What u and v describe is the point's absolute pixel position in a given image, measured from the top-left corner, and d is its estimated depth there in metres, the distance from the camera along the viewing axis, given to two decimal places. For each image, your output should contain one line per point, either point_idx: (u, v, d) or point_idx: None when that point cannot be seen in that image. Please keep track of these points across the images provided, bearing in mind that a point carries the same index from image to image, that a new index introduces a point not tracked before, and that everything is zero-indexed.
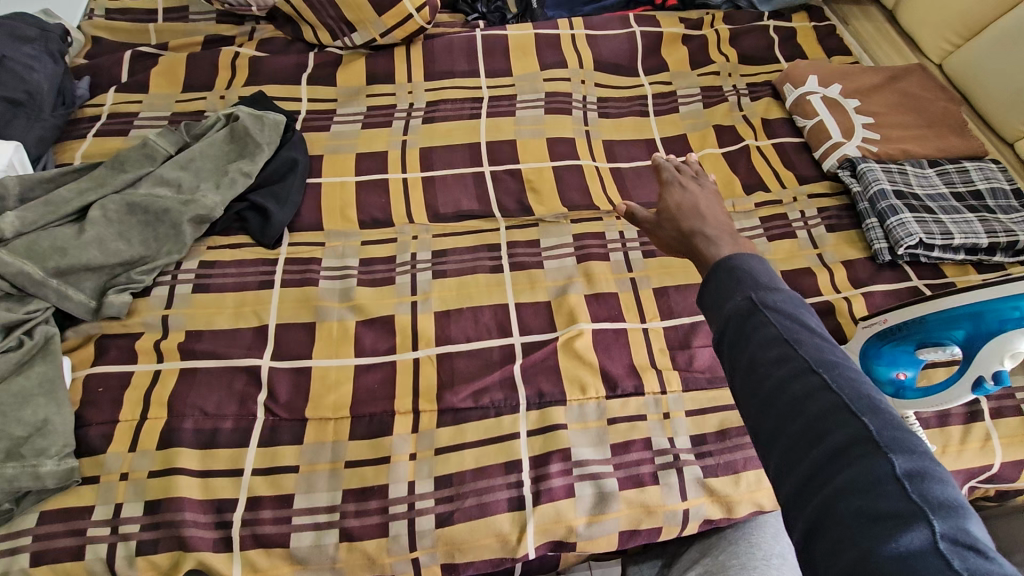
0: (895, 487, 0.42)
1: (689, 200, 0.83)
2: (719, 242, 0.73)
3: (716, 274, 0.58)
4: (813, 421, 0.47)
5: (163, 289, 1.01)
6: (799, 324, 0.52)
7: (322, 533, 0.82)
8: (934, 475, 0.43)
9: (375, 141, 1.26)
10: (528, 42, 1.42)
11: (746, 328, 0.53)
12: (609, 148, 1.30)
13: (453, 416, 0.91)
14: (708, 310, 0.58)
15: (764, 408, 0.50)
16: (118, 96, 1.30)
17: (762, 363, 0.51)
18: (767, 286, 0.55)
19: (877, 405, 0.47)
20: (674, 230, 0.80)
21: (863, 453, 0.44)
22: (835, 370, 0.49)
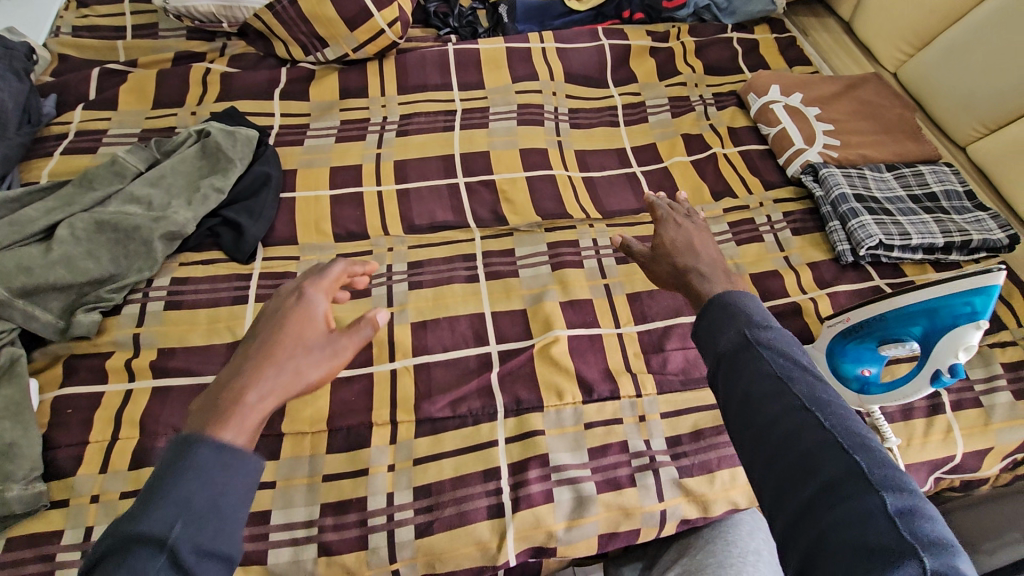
0: (887, 524, 0.46)
1: (683, 238, 0.86)
2: (711, 279, 0.78)
3: (711, 308, 0.63)
4: (807, 457, 0.50)
5: (134, 307, 1.00)
6: (791, 361, 0.56)
7: (300, 549, 0.81)
8: (922, 514, 0.47)
9: (349, 155, 1.26)
10: (499, 56, 1.45)
11: (740, 363, 0.57)
12: (581, 158, 1.33)
13: (430, 426, 0.91)
14: (702, 345, 0.62)
15: (759, 442, 0.53)
16: (85, 113, 1.29)
17: (755, 399, 0.55)
18: (760, 323, 0.59)
19: (868, 443, 0.51)
20: (669, 265, 0.84)
21: (856, 491, 0.47)
22: (827, 408, 0.53)
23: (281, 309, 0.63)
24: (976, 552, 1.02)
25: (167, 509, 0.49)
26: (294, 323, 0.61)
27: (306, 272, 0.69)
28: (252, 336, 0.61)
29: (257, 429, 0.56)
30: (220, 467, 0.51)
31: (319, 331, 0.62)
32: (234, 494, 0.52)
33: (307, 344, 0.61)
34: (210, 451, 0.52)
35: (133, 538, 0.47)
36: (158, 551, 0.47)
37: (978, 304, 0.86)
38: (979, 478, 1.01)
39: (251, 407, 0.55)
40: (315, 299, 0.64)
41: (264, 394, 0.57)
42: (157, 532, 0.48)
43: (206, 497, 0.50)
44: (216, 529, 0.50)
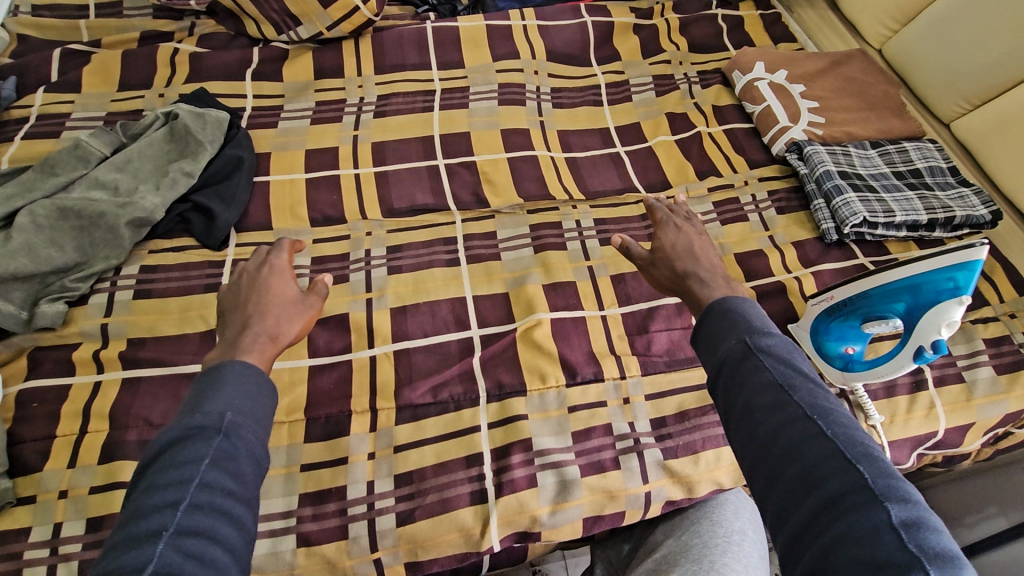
0: (893, 536, 0.45)
1: (683, 242, 0.85)
2: (711, 285, 0.76)
3: (713, 314, 0.65)
4: (810, 468, 0.51)
5: (101, 297, 0.96)
6: (792, 369, 0.58)
7: (277, 540, 0.79)
8: (928, 526, 0.46)
9: (325, 137, 1.23)
10: (479, 34, 1.41)
11: (741, 370, 0.58)
12: (564, 138, 1.30)
13: (411, 413, 0.90)
14: (703, 353, 0.63)
15: (760, 453, 0.54)
16: (47, 96, 1.23)
17: (757, 407, 0.56)
18: (760, 330, 0.61)
19: (872, 453, 0.51)
20: (668, 270, 0.82)
21: (861, 502, 0.47)
22: (828, 416, 0.54)
23: (261, 276, 0.77)
24: (957, 525, 1.03)
25: (215, 404, 0.56)
26: (277, 285, 0.76)
27: (258, 254, 0.83)
28: (238, 305, 0.73)
29: (271, 360, 0.68)
30: (249, 377, 0.60)
31: (293, 290, 0.77)
32: (264, 403, 0.60)
33: (290, 299, 0.76)
34: (241, 366, 0.61)
35: (191, 426, 0.54)
36: (216, 433, 0.54)
37: (961, 280, 0.86)
38: (961, 453, 1.01)
39: (268, 340, 0.69)
40: (279, 268, 0.78)
41: (276, 334, 0.70)
42: (211, 420, 0.55)
43: (246, 397, 0.59)
44: (259, 423, 0.58)
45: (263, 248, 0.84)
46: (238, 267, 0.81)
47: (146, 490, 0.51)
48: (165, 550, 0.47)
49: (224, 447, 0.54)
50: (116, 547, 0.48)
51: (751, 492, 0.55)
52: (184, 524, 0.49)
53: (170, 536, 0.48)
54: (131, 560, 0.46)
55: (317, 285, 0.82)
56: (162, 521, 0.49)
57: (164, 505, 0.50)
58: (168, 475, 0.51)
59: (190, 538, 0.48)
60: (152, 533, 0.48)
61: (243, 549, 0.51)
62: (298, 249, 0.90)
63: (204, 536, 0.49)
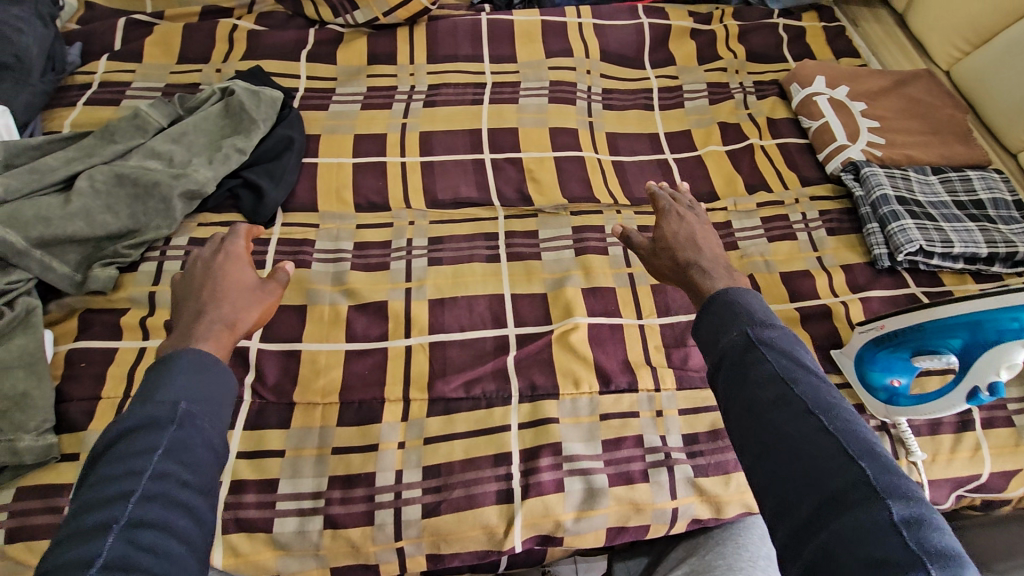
0: (894, 533, 0.46)
1: (686, 232, 0.87)
2: (714, 276, 0.79)
3: (714, 307, 0.66)
4: (812, 464, 0.52)
5: (151, 265, 0.97)
6: (794, 362, 0.58)
7: (306, 520, 0.79)
8: (930, 523, 0.47)
9: (374, 123, 1.24)
10: (534, 29, 1.41)
11: (743, 363, 0.59)
12: (612, 141, 1.29)
13: (443, 406, 0.89)
14: (704, 345, 0.64)
15: (761, 447, 0.55)
16: (110, 64, 1.26)
17: (758, 401, 0.57)
18: (762, 323, 0.62)
19: (874, 449, 0.52)
20: (670, 259, 0.84)
21: (862, 499, 0.48)
22: (830, 411, 0.55)
23: (215, 262, 0.78)
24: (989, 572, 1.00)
25: (169, 395, 0.57)
26: (233, 273, 0.77)
27: (212, 241, 0.83)
28: (193, 292, 0.75)
29: (230, 345, 0.70)
30: (205, 366, 0.61)
31: (251, 278, 0.79)
32: (220, 391, 0.61)
33: (247, 287, 0.77)
34: (194, 354, 0.62)
35: (144, 418, 0.55)
36: (170, 423, 0.56)
37: None
38: (1002, 499, 0.97)
39: (225, 327, 0.71)
40: (236, 255, 0.79)
41: (233, 320, 0.72)
42: (165, 411, 0.56)
43: (201, 386, 0.60)
44: (216, 411, 0.59)
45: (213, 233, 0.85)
46: (193, 254, 0.82)
47: (95, 483, 0.52)
48: (116, 543, 0.48)
49: (177, 438, 0.55)
50: (63, 542, 0.49)
51: (751, 485, 0.56)
52: (136, 516, 0.50)
53: (120, 528, 0.49)
54: (81, 553, 0.48)
55: (279, 271, 0.82)
56: (112, 513, 0.50)
57: (115, 497, 0.51)
58: (119, 466, 0.53)
59: (143, 529, 0.49)
60: (101, 526, 0.49)
61: (199, 538, 0.52)
62: (258, 235, 0.91)
63: (158, 527, 0.50)
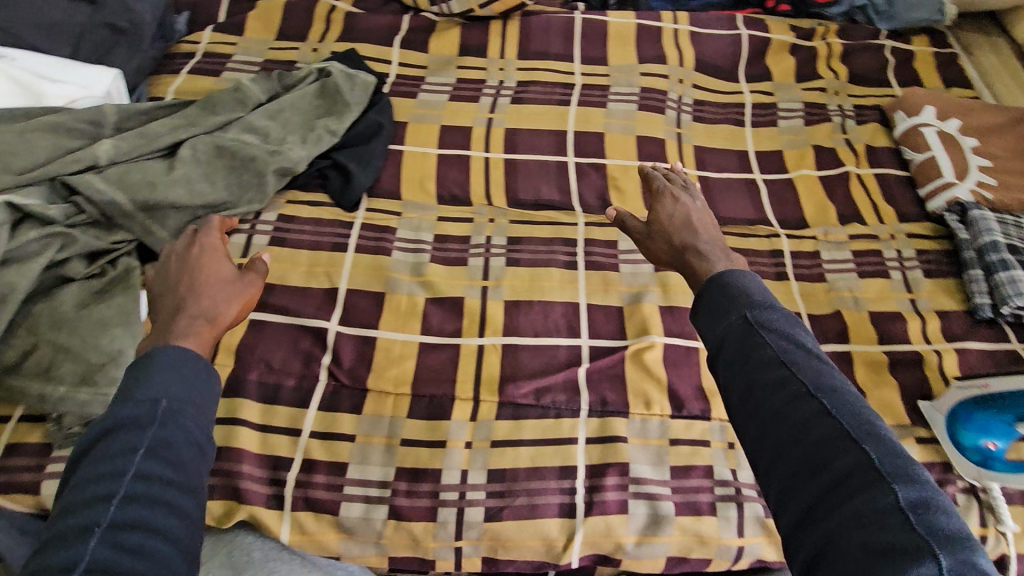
0: (899, 516, 0.49)
1: (681, 215, 0.84)
2: (711, 258, 0.76)
3: (711, 291, 0.65)
4: (817, 450, 0.53)
5: (242, 238, 1.01)
6: (794, 346, 0.59)
7: (371, 508, 0.80)
8: (933, 504, 0.50)
9: (461, 115, 1.23)
10: (628, 32, 1.38)
11: (745, 347, 0.60)
12: (700, 155, 1.25)
13: (512, 411, 0.88)
14: (703, 327, 0.64)
15: (765, 431, 0.56)
16: (215, 35, 1.30)
17: (760, 386, 0.58)
18: (762, 305, 0.62)
19: (876, 430, 0.54)
20: (665, 242, 0.82)
21: (867, 482, 0.50)
22: (833, 395, 0.56)
23: (191, 258, 0.76)
24: None
25: (149, 392, 0.55)
26: (210, 267, 0.74)
27: (186, 236, 0.81)
28: (171, 291, 0.72)
29: (211, 342, 0.66)
30: (186, 360, 0.59)
31: (228, 270, 0.75)
32: (203, 385, 0.59)
33: (225, 279, 0.73)
34: (173, 349, 0.60)
35: (127, 417, 0.54)
36: (151, 422, 0.54)
37: None
38: None
39: (204, 321, 0.67)
40: (212, 249, 0.77)
41: (211, 315, 0.68)
42: (145, 409, 0.54)
43: (184, 380, 0.58)
44: (201, 408, 0.57)
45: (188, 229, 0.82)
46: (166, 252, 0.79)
47: (77, 485, 0.52)
48: (97, 546, 0.48)
49: (159, 437, 0.53)
50: (48, 544, 0.49)
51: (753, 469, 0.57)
52: (118, 518, 0.50)
53: (102, 531, 0.49)
54: (63, 557, 0.47)
55: (256, 263, 0.78)
56: (94, 516, 0.49)
57: (95, 500, 0.50)
58: (102, 467, 0.52)
59: (128, 531, 0.49)
60: (83, 529, 0.49)
61: (187, 538, 0.51)
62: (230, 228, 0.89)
63: (142, 529, 0.49)
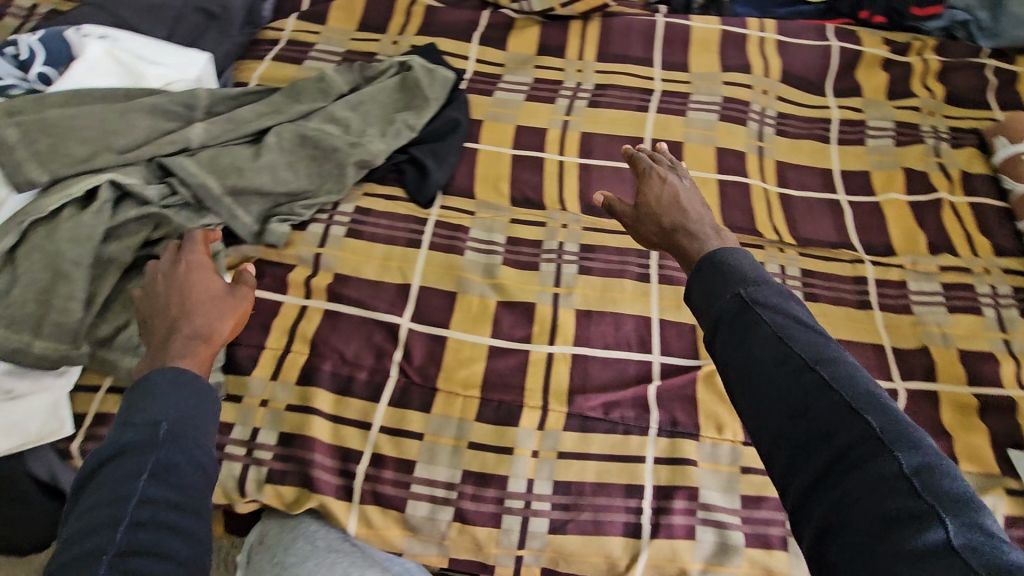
0: (905, 485, 0.48)
1: (669, 194, 0.84)
2: (702, 237, 0.76)
3: (702, 269, 0.63)
4: (819, 425, 0.53)
5: (319, 227, 1.01)
6: (790, 319, 0.58)
7: (437, 508, 0.81)
8: (940, 469, 0.49)
9: (537, 116, 1.22)
10: (711, 39, 1.33)
11: (740, 325, 0.58)
12: (780, 171, 1.20)
13: (580, 422, 0.87)
14: (696, 306, 0.63)
15: (766, 409, 0.55)
16: (299, 23, 1.32)
17: (759, 364, 0.56)
18: (753, 280, 0.60)
19: (879, 399, 0.53)
20: (656, 225, 0.82)
21: (872, 453, 0.50)
22: (831, 366, 0.55)
23: (178, 274, 0.76)
24: None
25: (150, 415, 0.56)
26: (199, 282, 0.75)
27: (170, 250, 0.81)
28: (161, 310, 0.73)
29: (207, 361, 0.69)
30: (183, 383, 0.60)
31: (218, 284, 0.77)
32: (202, 406, 0.60)
33: (217, 295, 0.75)
34: (170, 372, 0.60)
35: (127, 440, 0.54)
36: (153, 444, 0.54)
37: None
38: None
39: (200, 340, 0.69)
40: (199, 264, 0.78)
41: (207, 333, 0.70)
42: (148, 431, 0.55)
43: (183, 401, 0.58)
44: (202, 430, 0.58)
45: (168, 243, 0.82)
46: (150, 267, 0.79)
47: (82, 513, 0.52)
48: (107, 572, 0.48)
49: (161, 460, 0.54)
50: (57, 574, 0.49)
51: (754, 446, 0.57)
52: (125, 544, 0.50)
53: (110, 557, 0.49)
54: None
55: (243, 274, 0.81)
56: (102, 542, 0.50)
57: (102, 526, 0.50)
58: (108, 492, 0.52)
59: (135, 556, 0.49)
60: (92, 555, 0.49)
61: (195, 559, 0.52)
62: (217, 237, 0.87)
63: (150, 553, 0.50)
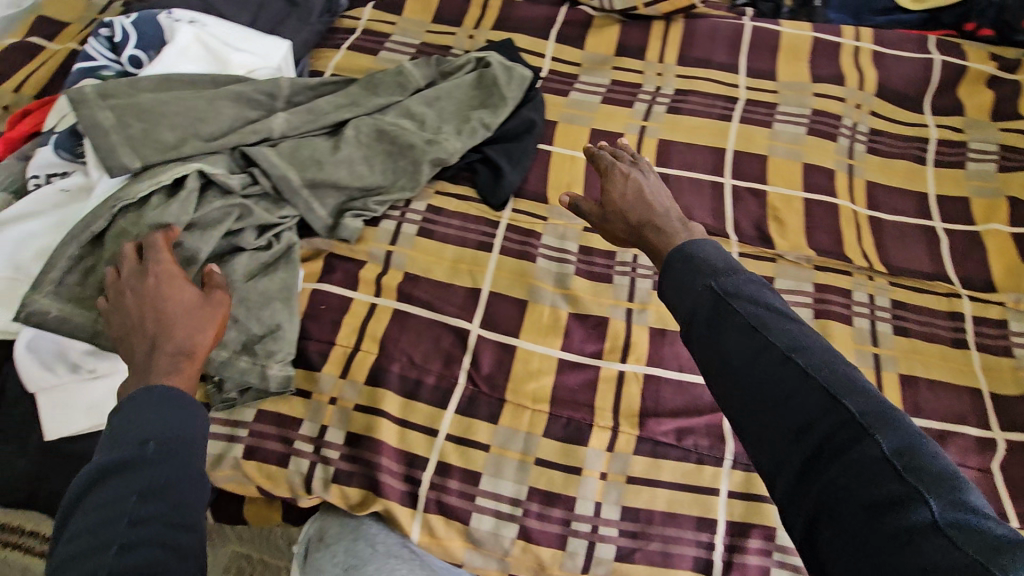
0: (887, 466, 0.50)
1: (634, 191, 0.84)
2: (668, 230, 0.78)
3: (674, 265, 0.66)
4: (798, 414, 0.55)
5: (391, 224, 1.00)
6: (764, 308, 0.60)
7: (502, 524, 0.80)
8: (920, 448, 0.51)
9: (614, 120, 1.18)
10: (801, 46, 1.26)
11: (715, 320, 0.60)
12: (871, 192, 1.12)
13: (651, 447, 0.84)
14: (671, 302, 0.64)
15: (747, 400, 0.57)
16: (375, 13, 1.31)
17: (736, 357, 0.58)
18: (724, 272, 0.62)
19: (857, 384, 0.55)
20: (623, 222, 0.83)
21: (853, 438, 0.52)
22: (806, 353, 0.57)
23: (149, 290, 0.71)
24: None
25: (136, 435, 0.56)
26: (170, 294, 0.71)
27: (134, 260, 0.75)
28: (136, 330, 0.69)
29: (193, 377, 0.67)
30: (168, 399, 0.59)
31: (191, 292, 0.73)
32: (188, 422, 0.59)
33: (192, 306, 0.71)
34: (155, 390, 0.60)
35: (117, 458, 0.54)
36: (140, 464, 0.54)
37: None
38: None
39: (184, 357, 0.67)
40: (168, 273, 0.73)
41: (191, 348, 0.68)
42: (134, 451, 0.54)
43: (170, 418, 0.58)
44: (193, 446, 0.57)
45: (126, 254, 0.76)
46: (112, 279, 0.74)
47: (72, 539, 0.52)
48: None
49: (148, 480, 0.54)
50: None
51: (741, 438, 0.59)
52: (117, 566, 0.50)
53: None
54: None
55: (213, 276, 0.76)
56: (94, 565, 0.50)
57: (94, 549, 0.50)
58: (98, 514, 0.52)
59: None
60: None
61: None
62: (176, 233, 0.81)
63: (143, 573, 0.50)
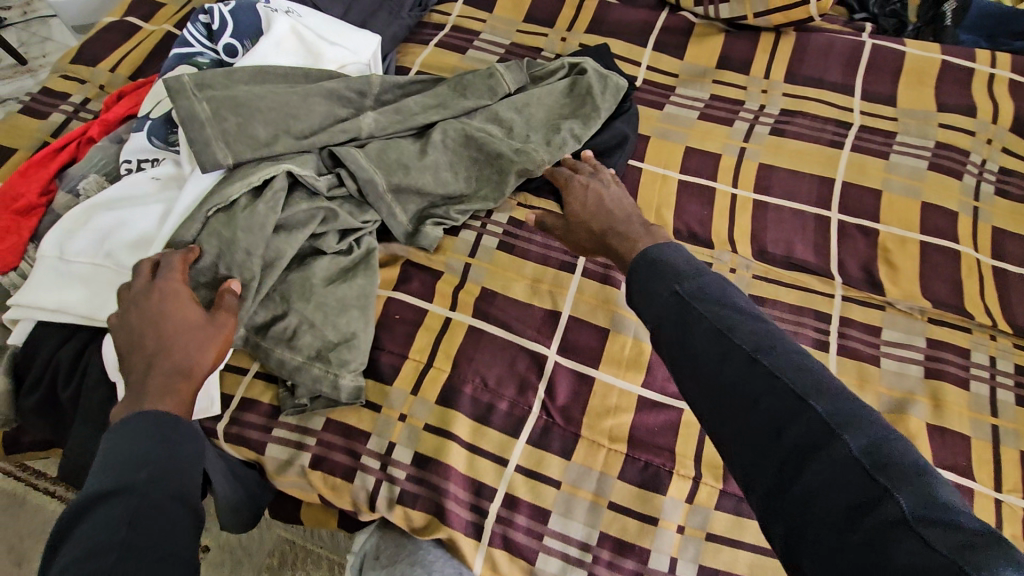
0: (857, 467, 0.47)
1: (594, 199, 0.90)
2: (631, 234, 0.82)
3: (639, 269, 0.65)
4: (766, 418, 0.52)
5: (470, 234, 0.96)
6: (727, 309, 0.59)
7: (569, 568, 0.77)
8: (890, 444, 0.48)
9: (711, 138, 1.09)
10: (927, 69, 1.14)
11: (680, 322, 0.59)
12: (998, 239, 1.01)
13: (735, 504, 0.78)
14: (638, 306, 0.63)
15: (716, 404, 0.55)
16: (465, 9, 1.27)
17: (703, 360, 0.56)
18: (686, 275, 0.61)
19: (825, 385, 0.53)
20: (585, 231, 0.88)
21: (822, 440, 0.49)
22: (772, 352, 0.55)
23: (152, 305, 0.69)
24: None
25: (131, 460, 0.54)
26: (175, 312, 0.69)
27: (144, 272, 0.74)
28: (137, 347, 0.67)
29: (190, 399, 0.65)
30: (165, 428, 0.59)
31: (199, 313, 0.71)
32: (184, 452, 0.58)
33: (195, 325, 0.69)
34: (150, 416, 0.59)
35: (106, 484, 0.52)
36: (136, 490, 0.52)
37: None
38: None
39: (181, 376, 0.65)
40: (174, 289, 0.71)
41: (188, 367, 0.66)
42: (130, 477, 0.53)
43: (165, 445, 0.57)
44: (184, 476, 0.56)
45: (144, 274, 0.74)
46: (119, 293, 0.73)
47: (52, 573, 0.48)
48: None
49: (146, 507, 0.52)
50: None
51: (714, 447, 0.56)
52: None
53: None
54: None
55: (227, 297, 0.75)
56: None
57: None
58: (86, 543, 0.49)
59: None
60: None
61: None
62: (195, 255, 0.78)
63: None
